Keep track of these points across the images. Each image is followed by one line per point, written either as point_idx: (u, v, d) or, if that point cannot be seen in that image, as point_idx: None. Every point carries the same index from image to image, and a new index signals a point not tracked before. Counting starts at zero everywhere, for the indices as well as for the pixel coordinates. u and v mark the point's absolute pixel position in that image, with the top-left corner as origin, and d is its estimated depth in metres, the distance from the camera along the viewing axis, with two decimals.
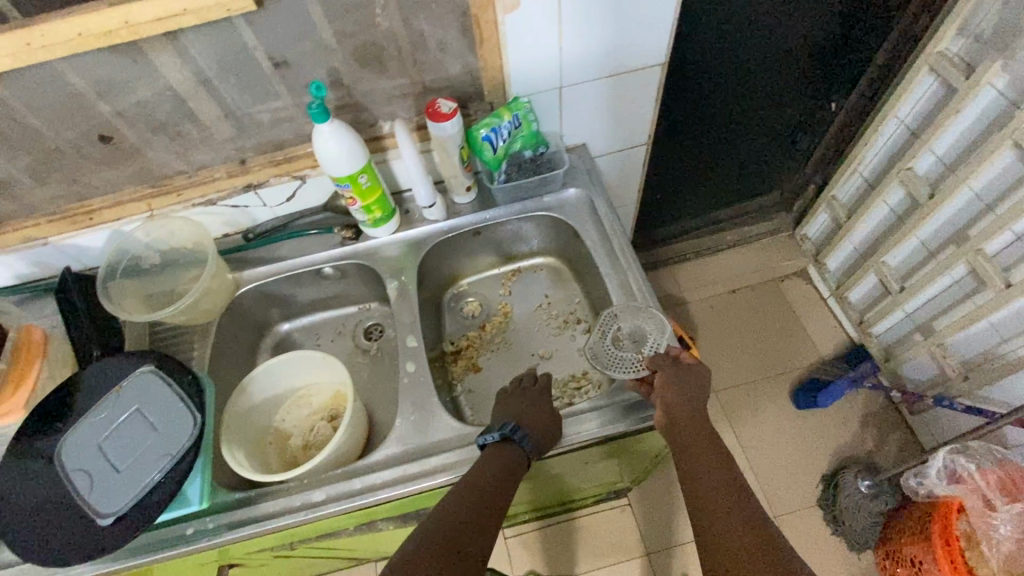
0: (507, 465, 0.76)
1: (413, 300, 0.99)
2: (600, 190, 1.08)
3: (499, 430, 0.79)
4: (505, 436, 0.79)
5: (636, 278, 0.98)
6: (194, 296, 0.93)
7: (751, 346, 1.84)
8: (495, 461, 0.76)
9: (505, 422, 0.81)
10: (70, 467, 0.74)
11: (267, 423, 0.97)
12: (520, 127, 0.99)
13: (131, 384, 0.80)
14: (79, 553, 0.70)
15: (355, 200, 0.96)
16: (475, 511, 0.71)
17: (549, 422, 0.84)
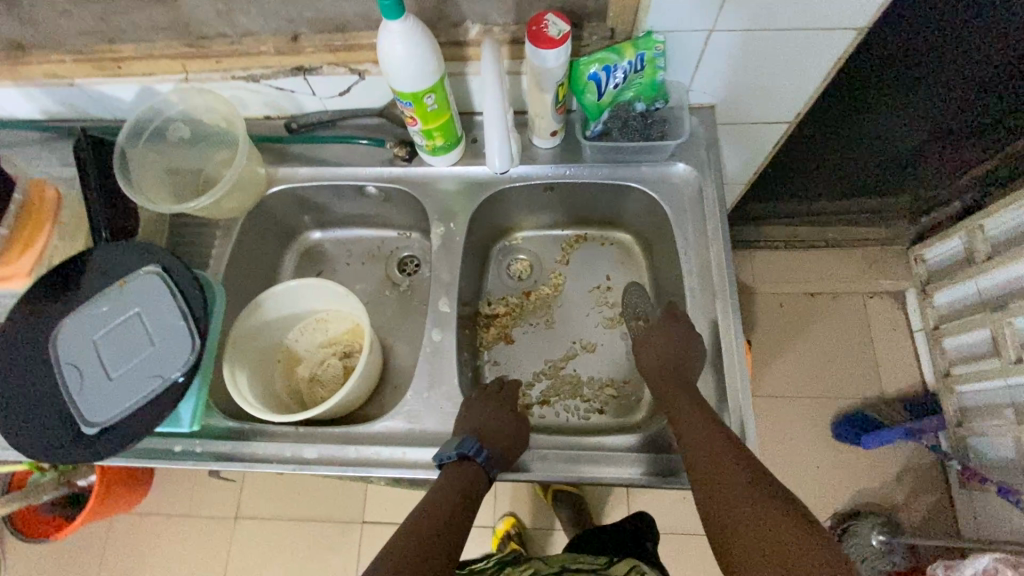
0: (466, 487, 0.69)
1: (456, 254, 0.85)
2: (717, 174, 0.84)
3: (455, 448, 0.69)
4: (463, 454, 0.69)
5: (726, 300, 0.79)
6: (219, 191, 0.81)
7: (809, 361, 1.65)
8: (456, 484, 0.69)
9: (462, 436, 0.71)
10: (63, 361, 0.69)
11: (279, 341, 0.91)
12: (642, 72, 0.76)
13: (137, 284, 0.73)
14: (60, 454, 0.67)
15: (415, 121, 0.77)
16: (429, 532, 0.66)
17: (514, 436, 0.75)
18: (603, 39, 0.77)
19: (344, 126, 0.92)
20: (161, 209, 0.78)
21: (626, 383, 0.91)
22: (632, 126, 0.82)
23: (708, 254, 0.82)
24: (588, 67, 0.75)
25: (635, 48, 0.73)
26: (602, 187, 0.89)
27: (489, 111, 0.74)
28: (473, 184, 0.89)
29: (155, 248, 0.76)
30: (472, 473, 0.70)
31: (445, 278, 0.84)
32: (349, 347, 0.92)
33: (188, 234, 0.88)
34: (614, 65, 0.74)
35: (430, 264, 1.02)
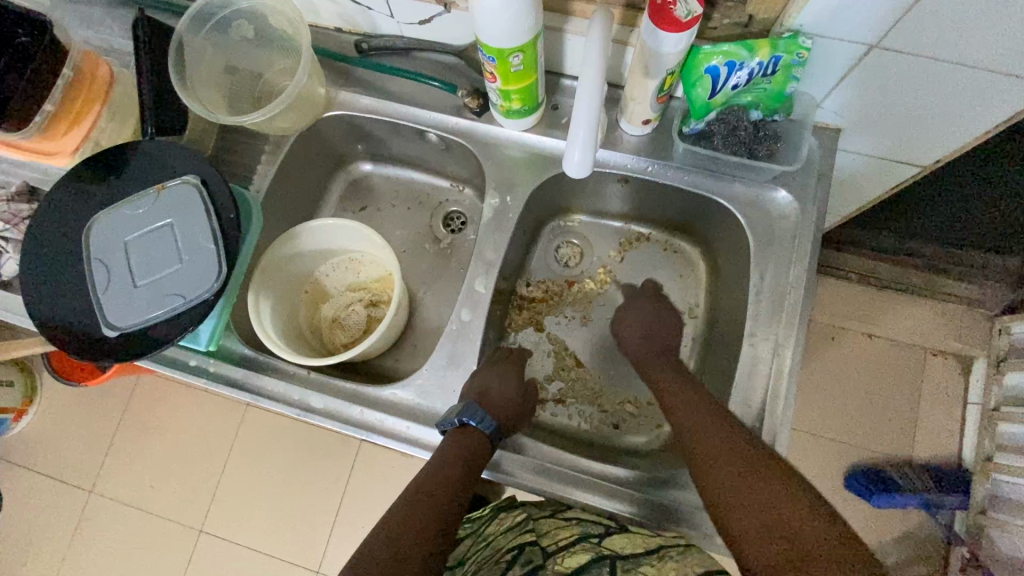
0: (470, 457, 0.67)
1: (505, 231, 0.79)
2: (822, 211, 0.72)
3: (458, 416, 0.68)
4: (465, 421, 0.68)
5: (789, 358, 0.69)
6: (273, 110, 0.75)
7: (847, 404, 1.49)
8: (457, 453, 0.68)
9: (465, 403, 0.70)
10: (95, 256, 0.69)
11: (310, 272, 0.88)
12: (770, 77, 0.64)
13: (176, 194, 0.70)
14: (77, 346, 0.67)
15: (494, 78, 0.68)
16: (430, 500, 0.66)
17: (510, 412, 0.76)
18: (733, 26, 0.65)
19: (418, 59, 0.83)
20: (211, 118, 0.73)
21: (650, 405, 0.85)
22: (740, 137, 0.70)
23: (781, 299, 0.71)
24: (709, 58, 0.63)
25: (772, 48, 0.61)
26: (681, 194, 0.79)
27: (586, 90, 0.55)
28: (542, 158, 0.80)
29: (199, 157, 0.72)
30: (475, 443, 0.68)
31: (487, 254, 0.78)
32: (376, 297, 0.89)
33: (239, 143, 0.84)
34: (740, 63, 0.62)
35: (476, 226, 0.96)
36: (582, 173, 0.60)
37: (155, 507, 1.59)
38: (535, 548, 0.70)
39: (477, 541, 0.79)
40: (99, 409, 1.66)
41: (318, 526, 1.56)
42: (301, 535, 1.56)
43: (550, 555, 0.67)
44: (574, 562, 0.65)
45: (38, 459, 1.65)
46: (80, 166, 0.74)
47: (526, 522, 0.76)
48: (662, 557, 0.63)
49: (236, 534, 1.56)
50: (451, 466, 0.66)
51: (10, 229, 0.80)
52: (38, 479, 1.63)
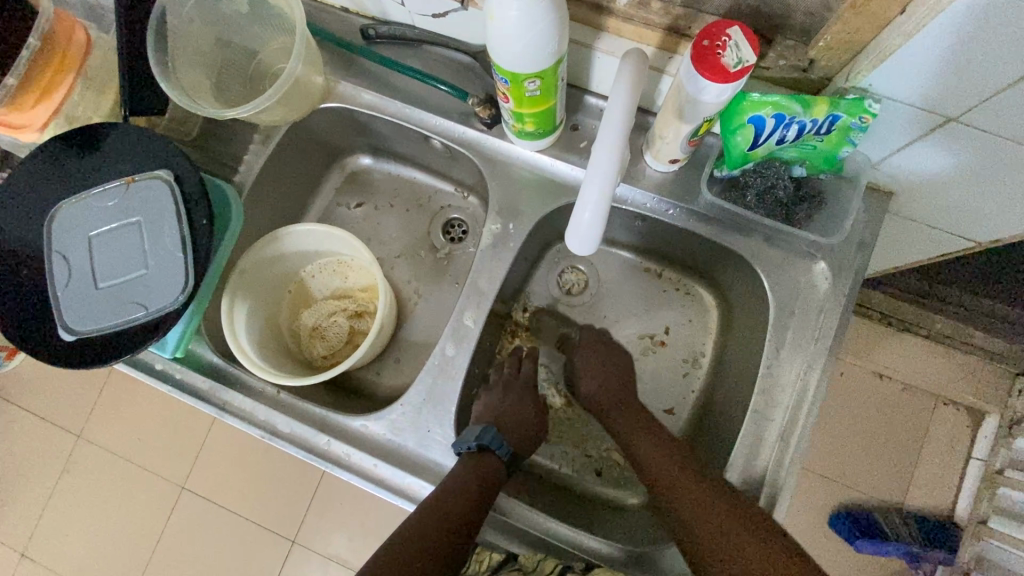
0: (484, 480, 0.65)
1: (503, 261, 0.72)
2: (858, 288, 0.64)
3: (477, 438, 0.66)
4: (483, 445, 0.66)
5: (793, 445, 0.63)
6: (261, 102, 0.67)
7: (854, 448, 1.40)
8: (472, 475, 0.64)
9: (483, 426, 0.68)
10: (57, 249, 0.63)
11: (293, 272, 0.83)
12: (823, 137, 0.55)
13: (147, 188, 0.64)
14: (31, 344, 0.63)
15: (506, 99, 0.59)
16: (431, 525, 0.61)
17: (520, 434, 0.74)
18: (791, 69, 0.56)
19: (428, 53, 0.74)
20: (192, 107, 0.66)
21: None
22: (777, 196, 0.62)
23: (794, 377, 0.64)
24: (756, 108, 0.54)
25: (831, 106, 0.52)
26: (702, 241, 0.71)
27: (604, 141, 0.46)
28: (552, 184, 0.73)
29: (176, 150, 0.66)
30: (490, 462, 0.67)
31: (480, 283, 0.71)
32: (362, 308, 0.83)
33: (227, 128, 0.77)
34: (791, 117, 0.54)
35: (477, 238, 0.89)
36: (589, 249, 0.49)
37: (138, 459, 1.61)
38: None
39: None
40: None
41: (297, 498, 1.57)
42: (279, 504, 1.57)
43: None
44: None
45: (29, 398, 1.66)
46: (46, 144, 0.67)
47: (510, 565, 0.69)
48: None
49: (216, 495, 1.58)
50: (468, 485, 0.63)
51: None
52: (29, 418, 1.65)
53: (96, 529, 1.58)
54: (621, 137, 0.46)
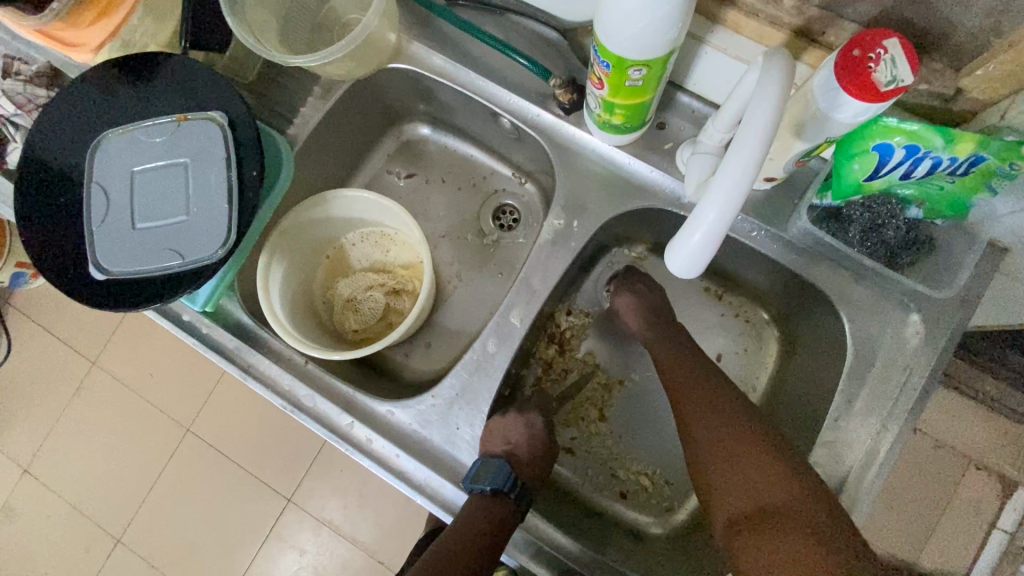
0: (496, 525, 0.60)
1: (561, 260, 0.66)
2: (954, 349, 0.58)
3: (491, 481, 0.61)
4: (495, 489, 0.61)
5: (854, 510, 0.57)
6: (329, 54, 0.62)
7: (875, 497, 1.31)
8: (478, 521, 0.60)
9: (495, 463, 0.62)
10: (98, 181, 0.60)
11: (335, 238, 0.79)
12: (956, 178, 0.49)
13: (197, 129, 0.60)
14: (60, 279, 0.59)
15: (601, 85, 0.53)
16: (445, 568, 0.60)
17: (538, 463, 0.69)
18: (931, 96, 0.49)
19: (512, 23, 0.68)
20: (257, 49, 0.61)
21: (667, 484, 0.76)
22: (884, 236, 0.55)
23: (865, 437, 0.58)
24: (886, 134, 0.47)
25: (978, 145, 0.45)
26: (782, 271, 0.64)
27: (737, 161, 0.38)
28: (627, 184, 0.67)
29: (233, 93, 0.61)
30: (501, 506, 0.61)
31: (533, 280, 0.66)
32: (400, 286, 0.78)
33: (287, 76, 0.72)
34: (926, 151, 0.47)
35: (529, 229, 0.84)
36: (689, 272, 0.44)
37: (147, 394, 1.60)
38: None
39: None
40: None
41: (295, 456, 1.56)
42: (278, 459, 1.56)
43: None
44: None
45: (49, 319, 1.66)
46: (100, 72, 0.63)
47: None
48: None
49: (217, 441, 1.58)
50: (475, 530, 0.59)
51: (21, 115, 0.71)
52: (48, 339, 1.66)
53: (99, 455, 1.59)
54: (761, 154, 0.38)
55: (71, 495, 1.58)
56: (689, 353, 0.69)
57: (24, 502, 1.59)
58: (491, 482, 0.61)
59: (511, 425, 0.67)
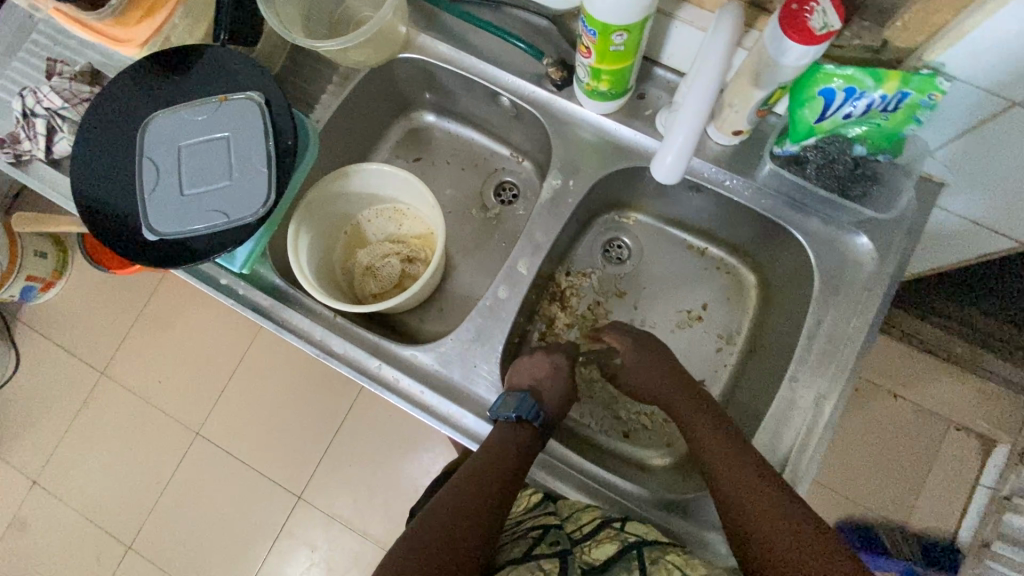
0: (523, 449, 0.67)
1: (561, 215, 0.75)
2: (900, 268, 0.67)
3: (518, 410, 0.67)
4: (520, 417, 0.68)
5: (827, 412, 0.65)
6: (349, 41, 0.71)
7: (870, 463, 1.34)
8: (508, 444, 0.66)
9: (519, 394, 0.69)
10: (149, 155, 0.68)
11: (352, 214, 0.86)
12: (888, 114, 0.58)
13: (237, 108, 0.68)
14: (119, 243, 0.67)
15: (589, 54, 0.63)
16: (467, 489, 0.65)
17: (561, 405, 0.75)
18: (862, 50, 0.58)
19: (507, 15, 0.78)
20: (289, 38, 0.69)
21: (665, 422, 0.83)
22: (835, 171, 0.65)
23: (832, 351, 0.67)
24: (827, 80, 0.57)
25: (902, 83, 0.55)
26: (752, 216, 0.74)
27: (693, 99, 0.52)
28: (614, 148, 0.76)
29: (267, 78, 0.70)
30: (524, 431, 0.68)
31: (536, 234, 0.75)
32: (414, 254, 0.86)
33: (309, 69, 0.81)
34: (861, 92, 0.57)
35: (527, 202, 0.92)
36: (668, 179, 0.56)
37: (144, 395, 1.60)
38: (560, 532, 0.65)
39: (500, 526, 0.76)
40: (108, 293, 1.66)
41: (290, 455, 1.55)
42: (272, 455, 1.54)
43: (578, 543, 0.63)
44: (603, 554, 0.61)
45: (45, 326, 1.66)
46: (146, 65, 0.72)
47: (545, 503, 0.71)
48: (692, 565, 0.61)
49: (228, 444, 1.56)
50: (507, 456, 0.65)
51: (69, 108, 0.78)
52: (54, 350, 1.65)
53: (97, 459, 1.58)
54: (713, 93, 0.51)
55: (73, 502, 1.57)
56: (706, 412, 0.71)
57: (32, 514, 1.57)
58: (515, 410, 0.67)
59: (536, 364, 0.74)
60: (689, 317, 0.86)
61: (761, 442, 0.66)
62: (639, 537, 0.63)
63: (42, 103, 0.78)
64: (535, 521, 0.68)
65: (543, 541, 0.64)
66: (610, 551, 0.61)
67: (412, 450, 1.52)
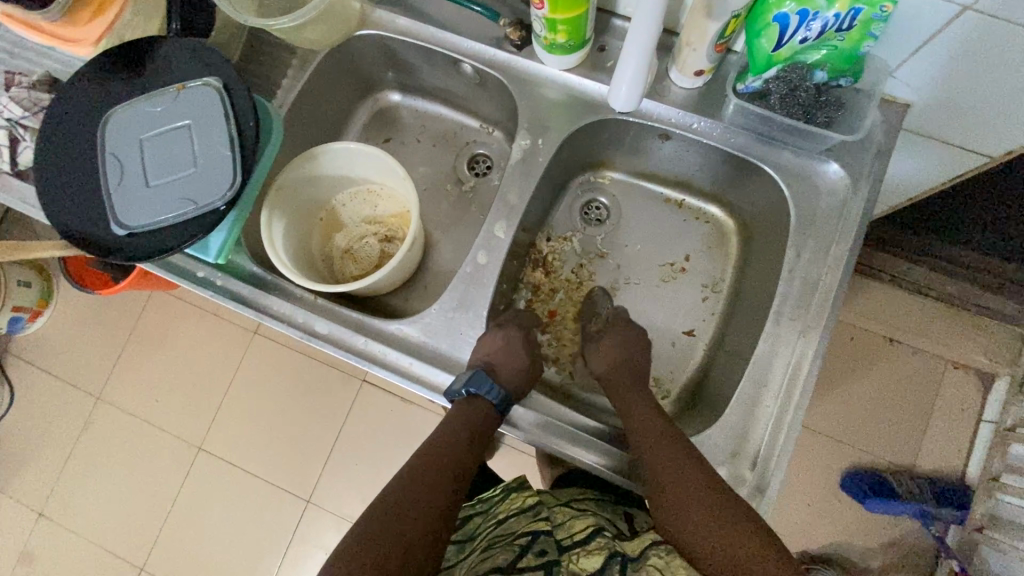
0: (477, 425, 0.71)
1: (533, 176, 0.75)
2: (873, 192, 0.67)
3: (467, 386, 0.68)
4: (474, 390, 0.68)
5: (815, 341, 0.64)
6: (303, 17, 0.70)
7: (873, 408, 1.33)
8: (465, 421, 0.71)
9: (471, 370, 0.69)
10: (111, 150, 0.67)
11: (326, 200, 0.86)
12: (844, 34, 0.58)
13: (196, 94, 0.68)
14: (89, 242, 0.66)
15: (541, 5, 0.63)
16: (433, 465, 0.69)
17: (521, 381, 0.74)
18: None
19: None
20: (241, 20, 0.69)
21: (658, 377, 0.83)
22: (799, 99, 0.64)
23: (814, 280, 0.67)
24: (779, 5, 0.57)
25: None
26: (724, 157, 0.74)
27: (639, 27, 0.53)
28: (580, 102, 0.76)
29: (224, 62, 0.69)
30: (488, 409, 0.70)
31: (510, 197, 0.75)
32: (392, 233, 0.86)
33: (268, 55, 0.80)
34: (815, 13, 0.56)
35: (501, 172, 0.92)
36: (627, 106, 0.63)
37: (140, 412, 1.58)
38: (549, 540, 0.63)
39: (488, 521, 0.73)
40: (96, 315, 1.64)
41: (291, 457, 1.52)
42: (275, 459, 1.53)
43: (567, 549, 0.62)
44: (590, 565, 0.59)
45: (35, 353, 1.64)
46: (100, 62, 0.71)
47: (536, 506, 0.71)
48: (677, 561, 0.59)
49: (235, 456, 1.54)
50: (460, 431, 0.71)
51: (29, 117, 0.77)
52: (49, 379, 1.63)
53: (96, 481, 1.56)
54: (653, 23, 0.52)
55: (75, 526, 1.55)
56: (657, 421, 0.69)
57: (42, 546, 1.54)
58: (473, 385, 0.68)
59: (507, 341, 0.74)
60: (673, 271, 0.86)
61: (752, 378, 0.66)
62: (628, 556, 0.60)
63: (2, 114, 0.77)
64: (527, 526, 0.67)
65: (531, 545, 0.63)
66: (597, 563, 0.59)
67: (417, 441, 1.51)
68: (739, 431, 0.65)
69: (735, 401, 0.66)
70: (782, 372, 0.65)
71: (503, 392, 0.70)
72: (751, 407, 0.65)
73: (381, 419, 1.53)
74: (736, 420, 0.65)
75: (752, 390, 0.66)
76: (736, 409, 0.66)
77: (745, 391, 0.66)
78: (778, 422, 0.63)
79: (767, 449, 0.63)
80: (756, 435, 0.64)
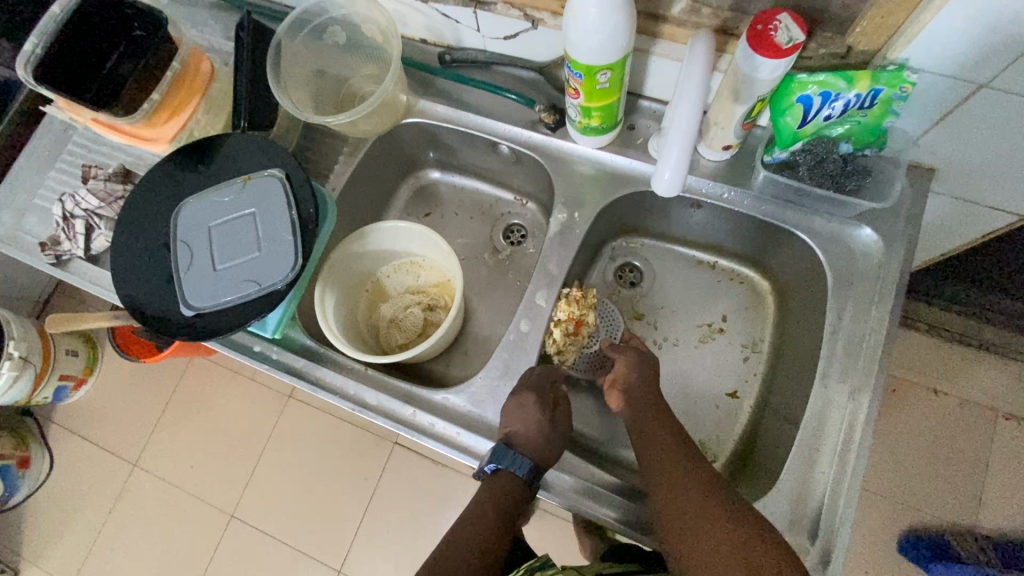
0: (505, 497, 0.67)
1: (571, 246, 0.79)
2: (908, 254, 0.69)
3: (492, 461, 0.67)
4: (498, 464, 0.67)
5: (865, 404, 0.64)
6: (357, 114, 0.77)
7: (924, 464, 1.26)
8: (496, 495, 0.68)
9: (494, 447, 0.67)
10: (181, 236, 0.73)
11: (372, 272, 0.90)
12: (867, 111, 0.62)
13: (261, 184, 0.74)
14: (159, 322, 0.71)
15: (577, 94, 0.68)
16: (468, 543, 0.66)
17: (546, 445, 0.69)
18: (831, 57, 0.63)
19: (497, 71, 0.85)
20: (302, 117, 0.76)
21: (703, 445, 0.82)
22: (827, 169, 0.68)
23: (856, 341, 0.67)
24: (803, 87, 0.61)
25: (872, 81, 0.59)
26: (755, 223, 0.77)
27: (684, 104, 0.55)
28: (611, 176, 0.80)
29: (285, 153, 0.76)
30: (518, 488, 0.67)
31: (550, 267, 0.78)
32: (434, 301, 0.89)
33: (322, 143, 0.87)
34: (837, 94, 0.60)
35: (536, 240, 0.96)
36: (670, 193, 0.61)
37: (173, 478, 1.59)
38: None
39: None
40: (136, 383, 1.69)
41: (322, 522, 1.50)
42: (306, 526, 1.51)
43: None
44: None
45: (76, 420, 1.68)
46: (171, 156, 0.78)
47: None
48: None
49: (266, 522, 1.52)
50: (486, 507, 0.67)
51: (105, 207, 0.84)
52: (88, 446, 1.65)
53: (128, 550, 1.55)
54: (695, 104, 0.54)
55: None
56: (671, 430, 0.70)
57: None
58: (494, 461, 0.67)
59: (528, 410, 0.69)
60: (711, 331, 0.87)
61: (804, 444, 0.65)
62: None
63: (80, 205, 0.84)
64: None
65: None
66: None
67: (448, 506, 1.48)
68: (795, 500, 0.63)
69: (788, 471, 0.64)
70: (834, 435, 0.65)
71: (530, 462, 0.67)
72: (805, 475, 0.64)
73: (410, 481, 1.51)
74: (790, 489, 0.64)
75: (806, 454, 0.65)
76: (789, 475, 0.64)
77: (798, 457, 0.65)
78: (835, 490, 0.62)
79: (826, 518, 0.61)
80: (815, 505, 0.63)
